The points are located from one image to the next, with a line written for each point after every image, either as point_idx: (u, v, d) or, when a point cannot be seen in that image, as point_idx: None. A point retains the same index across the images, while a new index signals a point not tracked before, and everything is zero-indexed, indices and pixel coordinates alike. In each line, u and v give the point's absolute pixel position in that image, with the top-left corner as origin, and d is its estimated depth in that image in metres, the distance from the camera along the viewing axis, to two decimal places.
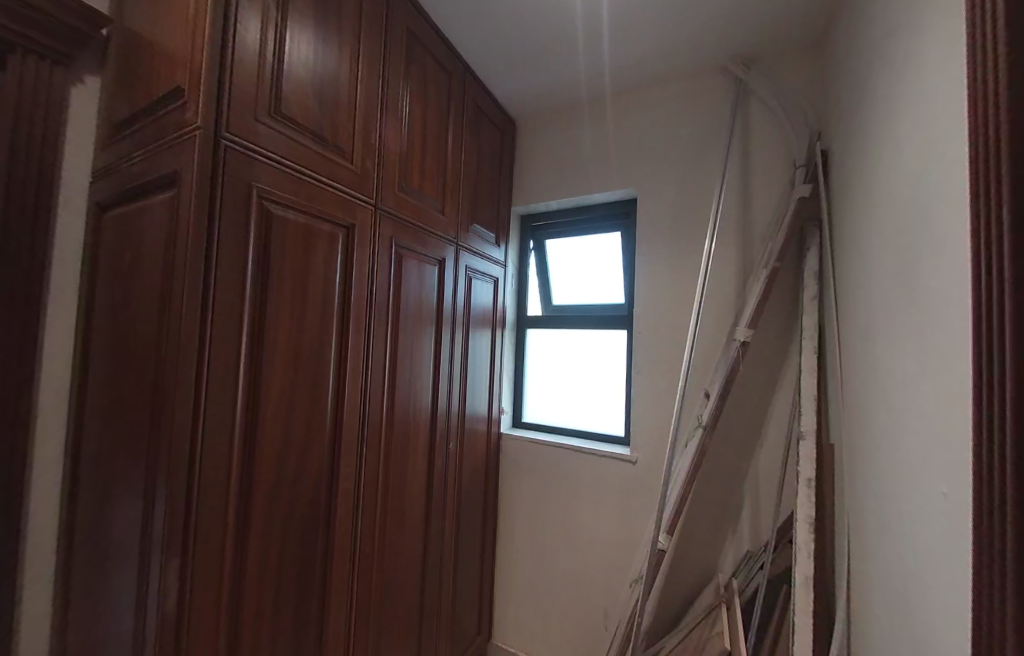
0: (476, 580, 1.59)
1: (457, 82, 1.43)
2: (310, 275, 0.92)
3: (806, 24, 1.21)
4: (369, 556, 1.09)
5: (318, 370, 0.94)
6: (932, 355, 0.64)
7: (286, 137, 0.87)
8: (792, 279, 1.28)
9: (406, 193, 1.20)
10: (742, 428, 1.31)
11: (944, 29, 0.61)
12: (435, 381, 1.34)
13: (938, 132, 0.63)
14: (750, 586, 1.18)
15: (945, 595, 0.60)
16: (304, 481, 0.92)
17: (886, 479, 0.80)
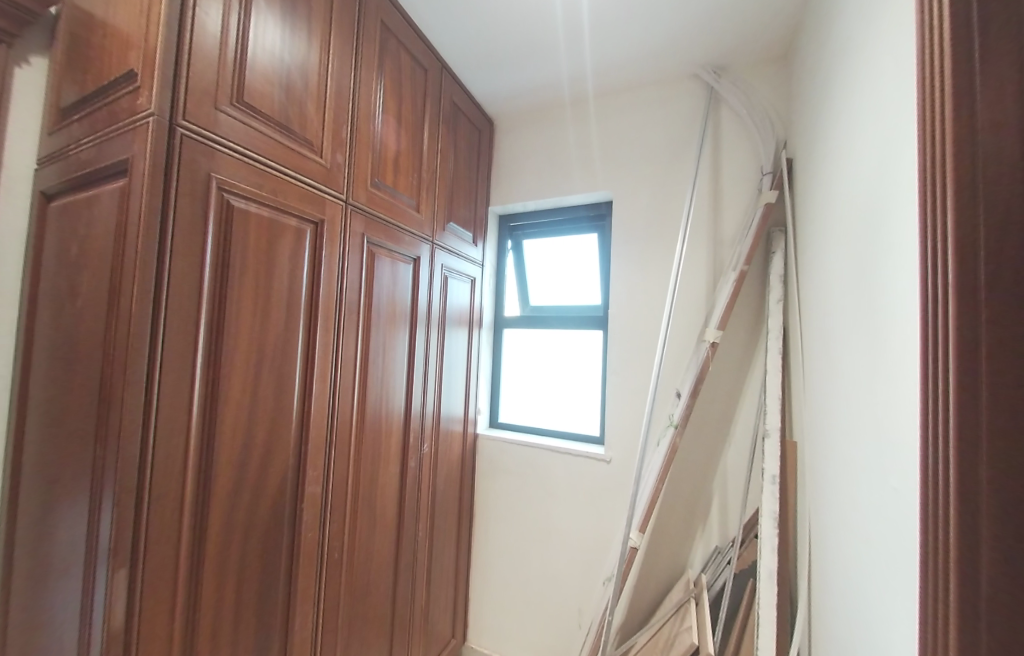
0: (451, 583, 1.57)
1: (433, 78, 1.41)
2: (275, 272, 0.89)
3: (773, 37, 1.26)
4: (338, 561, 1.06)
5: (283, 370, 0.91)
6: (885, 356, 0.68)
7: (250, 127, 0.83)
8: (759, 282, 1.32)
9: (379, 189, 1.17)
10: (712, 426, 1.35)
11: (898, 45, 0.64)
12: (409, 382, 1.31)
13: (892, 145, 0.66)
14: (719, 581, 1.21)
15: (896, 586, 0.63)
16: (267, 487, 0.88)
17: (842, 474, 0.84)
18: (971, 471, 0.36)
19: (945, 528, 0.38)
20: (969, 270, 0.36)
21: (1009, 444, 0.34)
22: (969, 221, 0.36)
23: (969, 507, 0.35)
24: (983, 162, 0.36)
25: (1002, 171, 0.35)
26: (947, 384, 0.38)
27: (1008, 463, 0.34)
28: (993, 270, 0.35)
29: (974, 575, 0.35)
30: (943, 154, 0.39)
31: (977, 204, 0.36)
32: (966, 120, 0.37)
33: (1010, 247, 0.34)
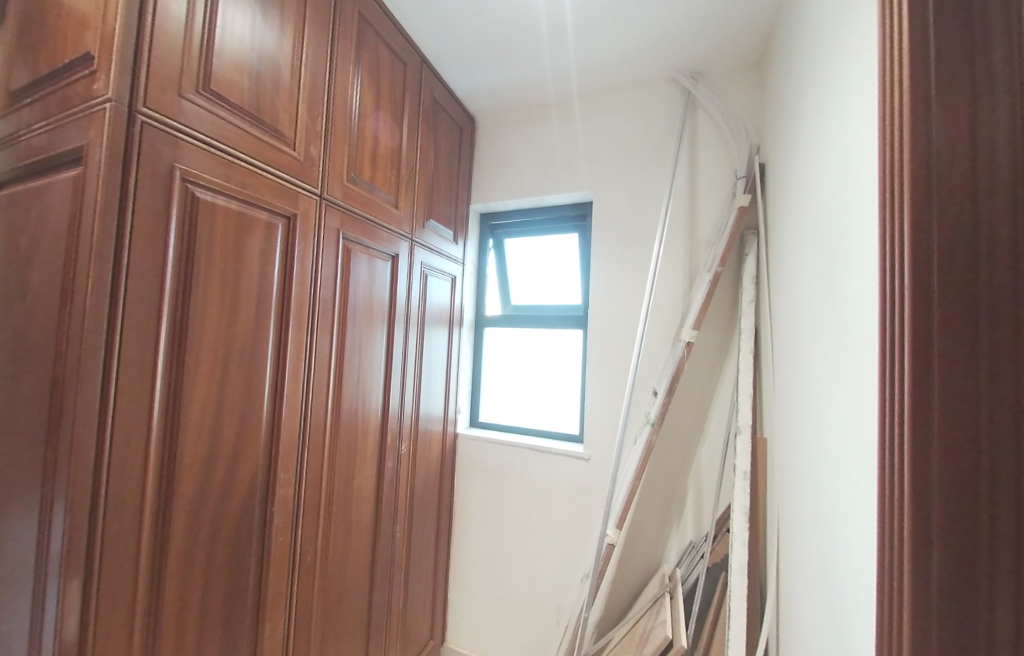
0: (429, 583, 1.56)
1: (413, 73, 1.38)
2: (244, 267, 0.85)
3: (747, 44, 1.29)
4: (311, 565, 1.03)
5: (252, 370, 0.88)
6: (847, 356, 0.70)
7: (217, 116, 0.80)
8: (733, 283, 1.36)
9: (356, 184, 1.15)
10: (688, 423, 1.38)
11: (861, 56, 0.67)
12: (387, 381, 1.29)
13: (855, 153, 0.69)
14: (692, 575, 1.24)
15: (857, 576, 0.66)
16: (234, 491, 0.85)
17: (807, 469, 0.87)
18: (921, 464, 0.37)
19: (899, 520, 0.40)
20: (922, 273, 0.38)
21: (957, 446, 0.36)
22: (924, 231, 0.38)
23: (923, 506, 0.37)
24: (936, 176, 0.38)
25: (953, 179, 0.37)
26: (902, 383, 0.40)
27: (955, 457, 0.36)
28: (944, 273, 0.37)
29: (923, 562, 0.37)
30: (901, 161, 0.41)
31: (929, 210, 0.38)
32: (920, 133, 0.38)
33: (961, 251, 0.36)
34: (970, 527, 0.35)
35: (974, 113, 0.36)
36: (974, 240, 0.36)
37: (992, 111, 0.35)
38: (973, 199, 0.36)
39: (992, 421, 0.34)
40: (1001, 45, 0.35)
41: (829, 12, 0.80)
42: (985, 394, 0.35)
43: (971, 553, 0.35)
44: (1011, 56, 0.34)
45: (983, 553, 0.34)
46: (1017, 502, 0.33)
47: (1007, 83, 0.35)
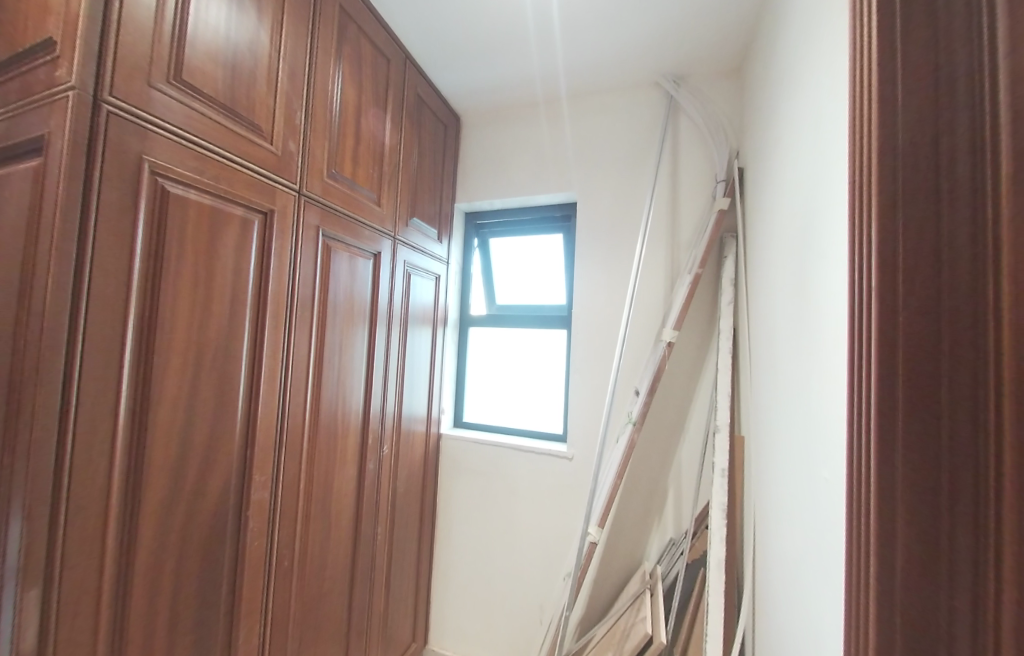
0: (412, 586, 1.54)
1: (396, 69, 1.37)
2: (217, 263, 0.83)
3: (727, 51, 1.32)
4: (289, 569, 1.01)
5: (226, 370, 0.85)
6: (818, 356, 0.72)
7: (190, 108, 0.77)
8: (712, 284, 1.38)
9: (336, 180, 1.12)
10: (668, 422, 1.40)
11: (833, 65, 0.68)
12: (369, 381, 1.27)
13: (827, 159, 0.71)
14: (672, 572, 1.26)
15: (826, 569, 0.68)
16: (206, 495, 0.82)
17: (781, 466, 0.89)
18: (888, 466, 0.40)
19: (869, 515, 0.43)
20: (889, 285, 0.40)
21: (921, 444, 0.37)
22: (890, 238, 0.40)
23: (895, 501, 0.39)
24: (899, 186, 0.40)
25: (916, 190, 0.38)
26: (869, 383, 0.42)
27: (918, 458, 0.38)
28: (908, 284, 0.39)
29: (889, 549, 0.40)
30: (871, 176, 0.43)
31: (895, 224, 0.40)
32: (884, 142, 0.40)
33: (923, 261, 0.38)
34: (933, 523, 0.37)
35: (936, 122, 0.38)
36: (937, 247, 0.37)
37: (954, 121, 0.37)
38: (935, 207, 0.38)
39: (953, 425, 0.36)
40: (963, 56, 0.36)
41: (804, 21, 0.82)
42: (945, 393, 0.37)
43: (933, 551, 0.37)
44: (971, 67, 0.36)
45: (943, 550, 0.36)
46: (975, 500, 0.34)
47: (968, 95, 0.36)
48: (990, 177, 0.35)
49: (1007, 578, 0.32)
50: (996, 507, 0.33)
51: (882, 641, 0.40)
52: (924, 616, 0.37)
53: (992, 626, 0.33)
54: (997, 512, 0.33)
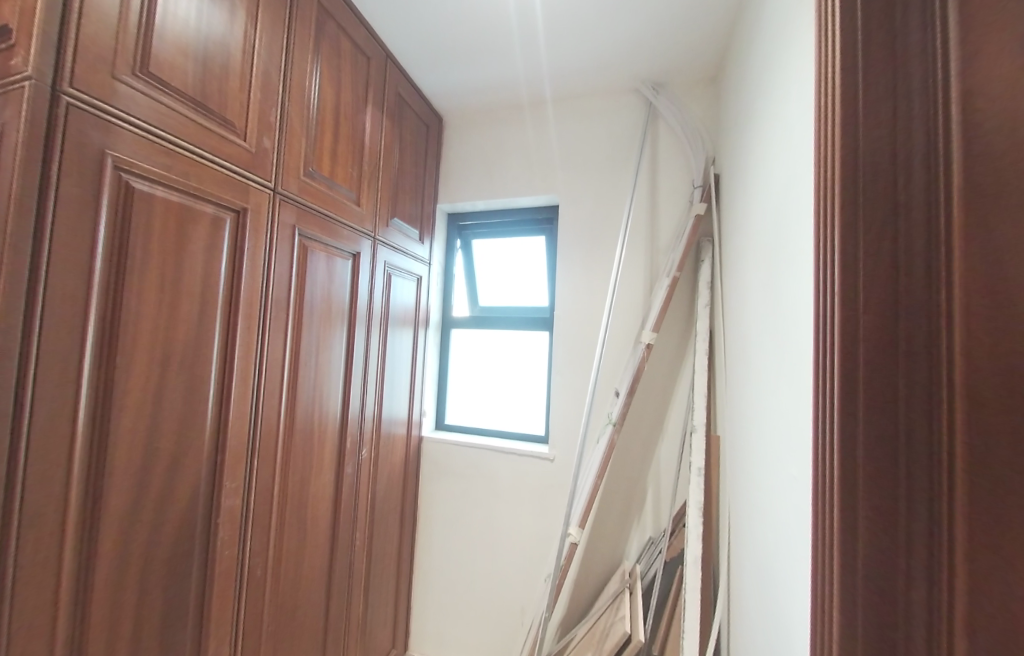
0: (391, 591, 1.52)
1: (377, 67, 1.35)
2: (186, 262, 0.80)
3: (703, 59, 1.35)
4: (261, 578, 0.98)
5: (195, 373, 0.82)
6: (786, 357, 0.75)
7: (157, 101, 0.75)
8: (690, 287, 1.41)
9: (313, 179, 1.10)
10: (647, 422, 1.42)
11: (801, 77, 0.71)
12: (348, 383, 1.25)
13: (794, 168, 0.73)
14: (651, 571, 1.28)
15: (793, 564, 0.70)
16: (173, 503, 0.79)
17: (753, 464, 0.92)
18: (850, 453, 0.45)
19: (833, 498, 0.47)
20: (851, 291, 0.45)
21: (882, 426, 0.43)
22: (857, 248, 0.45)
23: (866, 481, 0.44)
24: (862, 202, 0.45)
25: (875, 208, 0.44)
26: (835, 376, 0.47)
27: (878, 445, 0.44)
28: (867, 292, 0.44)
29: (852, 526, 0.45)
30: (834, 190, 0.48)
31: (857, 238, 0.45)
32: None
33: (882, 273, 0.44)
34: (891, 495, 0.43)
35: (893, 148, 0.44)
36: (895, 257, 0.43)
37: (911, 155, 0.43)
38: (893, 224, 0.43)
39: (909, 418, 0.42)
40: (919, 97, 0.43)
41: (775, 33, 0.84)
42: (903, 385, 0.43)
43: (892, 520, 0.43)
44: (927, 106, 0.42)
45: (902, 520, 0.42)
46: (928, 472, 0.41)
47: (924, 130, 0.42)
48: (944, 209, 0.41)
49: (957, 547, 0.39)
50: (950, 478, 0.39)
51: (846, 611, 0.44)
52: (884, 585, 0.43)
53: (945, 587, 0.39)
54: (949, 491, 0.39)
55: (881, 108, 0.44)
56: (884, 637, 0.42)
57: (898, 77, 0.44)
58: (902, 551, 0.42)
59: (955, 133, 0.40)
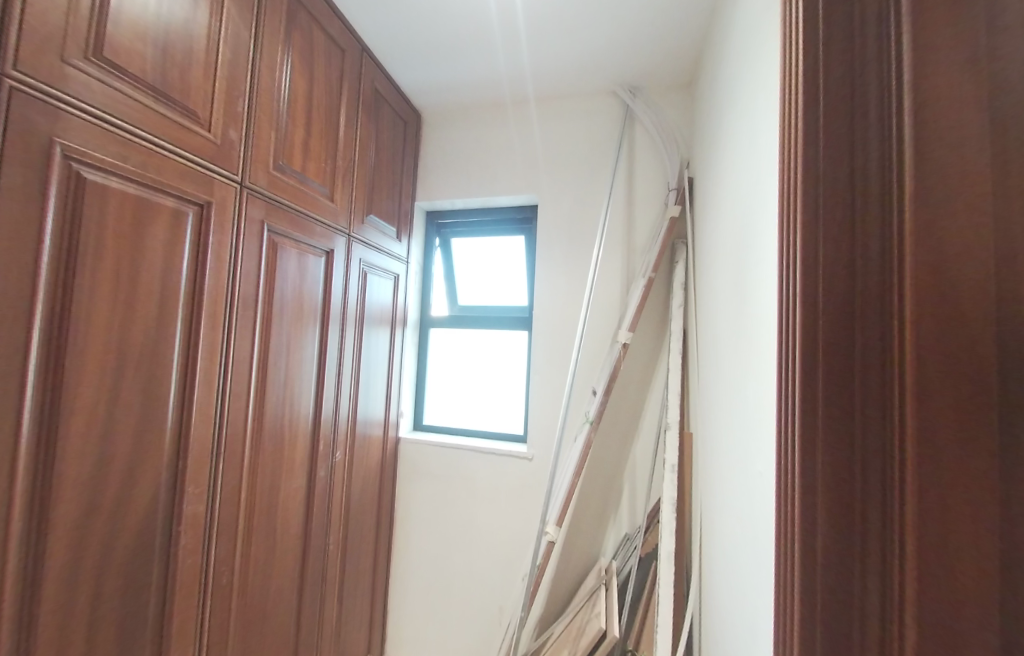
0: (367, 595, 1.49)
1: (352, 61, 1.32)
2: (144, 258, 0.76)
3: (679, 65, 1.38)
4: (228, 587, 0.95)
5: (154, 374, 0.78)
6: (753, 356, 0.77)
7: (111, 88, 0.71)
8: (665, 288, 1.44)
9: (283, 173, 1.07)
10: (624, 420, 1.44)
11: (768, 85, 0.73)
12: (321, 384, 1.22)
13: (761, 174, 0.76)
14: (626, 567, 1.30)
15: (759, 557, 0.72)
16: (129, 512, 0.75)
17: (722, 460, 0.94)
18: (811, 448, 0.47)
19: (794, 490, 0.49)
20: (812, 294, 0.47)
21: (839, 422, 0.45)
22: (816, 252, 0.47)
23: (826, 475, 0.46)
24: (822, 207, 0.47)
25: (833, 213, 0.46)
26: (798, 375, 0.49)
27: (836, 440, 0.45)
28: (826, 293, 0.46)
29: (813, 519, 0.47)
30: (796, 196, 0.50)
31: (817, 242, 0.47)
32: None
33: (839, 276, 0.46)
34: (848, 489, 0.45)
35: (851, 155, 0.46)
36: (852, 262, 0.45)
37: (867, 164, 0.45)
38: (850, 229, 0.45)
39: (864, 415, 0.44)
40: (874, 105, 0.45)
41: (744, 42, 0.87)
42: (858, 384, 0.45)
43: (849, 513, 0.44)
44: (882, 116, 0.45)
45: (858, 513, 0.44)
46: (881, 467, 0.43)
47: (878, 142, 0.45)
48: (897, 216, 0.43)
49: (909, 539, 0.41)
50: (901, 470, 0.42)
51: (806, 601, 0.46)
52: (840, 579, 0.45)
53: (897, 579, 0.41)
54: (901, 486, 0.42)
55: (840, 118, 0.46)
56: (841, 623, 0.44)
57: (856, 90, 0.46)
58: (856, 542, 0.44)
59: (908, 145, 0.43)
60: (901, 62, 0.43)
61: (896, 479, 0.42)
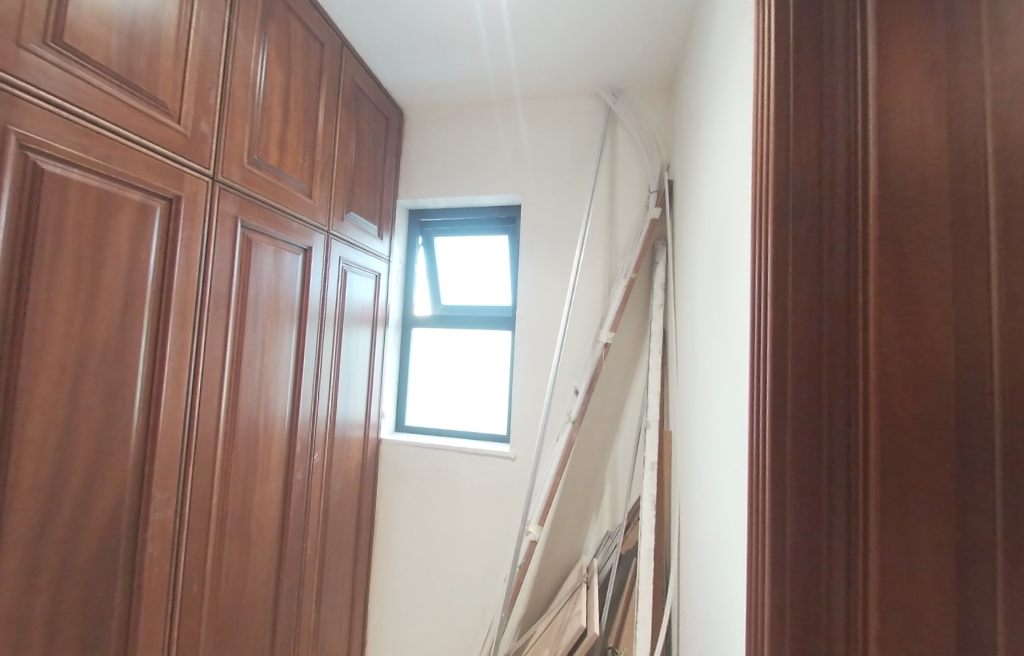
0: (346, 599, 1.47)
1: (331, 55, 1.29)
2: (107, 253, 0.73)
3: (659, 69, 1.40)
4: (197, 595, 0.91)
5: (118, 374, 0.75)
6: (728, 355, 0.79)
7: (72, 75, 0.67)
8: (645, 288, 1.46)
9: (259, 168, 1.04)
10: (606, 419, 1.46)
11: (742, 91, 0.75)
12: (298, 385, 1.19)
13: (735, 178, 0.77)
14: (607, 564, 1.31)
15: (732, 552, 0.74)
16: (90, 519, 0.72)
17: (700, 457, 0.96)
18: (780, 445, 0.48)
19: (764, 486, 0.50)
20: (782, 293, 0.48)
21: (807, 419, 0.47)
22: (783, 255, 0.49)
23: (796, 471, 0.47)
24: (791, 210, 0.48)
25: (802, 216, 0.48)
26: (767, 374, 0.50)
27: (804, 437, 0.47)
28: (795, 293, 0.48)
29: (783, 515, 0.48)
30: (767, 198, 0.51)
31: (787, 244, 0.48)
32: None
33: (808, 276, 0.47)
34: (815, 483, 0.46)
35: (819, 159, 0.47)
36: (820, 264, 0.47)
37: (834, 171, 0.47)
38: (818, 232, 0.47)
39: (830, 412, 0.46)
40: (841, 114, 0.47)
41: (721, 48, 0.88)
42: (826, 382, 0.46)
43: (816, 508, 0.46)
44: (848, 122, 0.46)
45: (824, 507, 0.45)
46: (846, 461, 0.45)
47: (844, 150, 0.46)
48: (861, 222, 0.45)
49: (872, 529, 0.43)
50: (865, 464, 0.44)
51: (776, 596, 0.47)
52: (808, 573, 0.46)
53: (861, 568, 0.43)
54: (864, 475, 0.44)
55: (808, 125, 0.48)
56: (809, 614, 0.45)
57: (823, 98, 0.48)
58: (822, 534, 0.45)
59: (871, 154, 0.45)
60: (866, 75, 0.45)
61: (858, 471, 0.44)
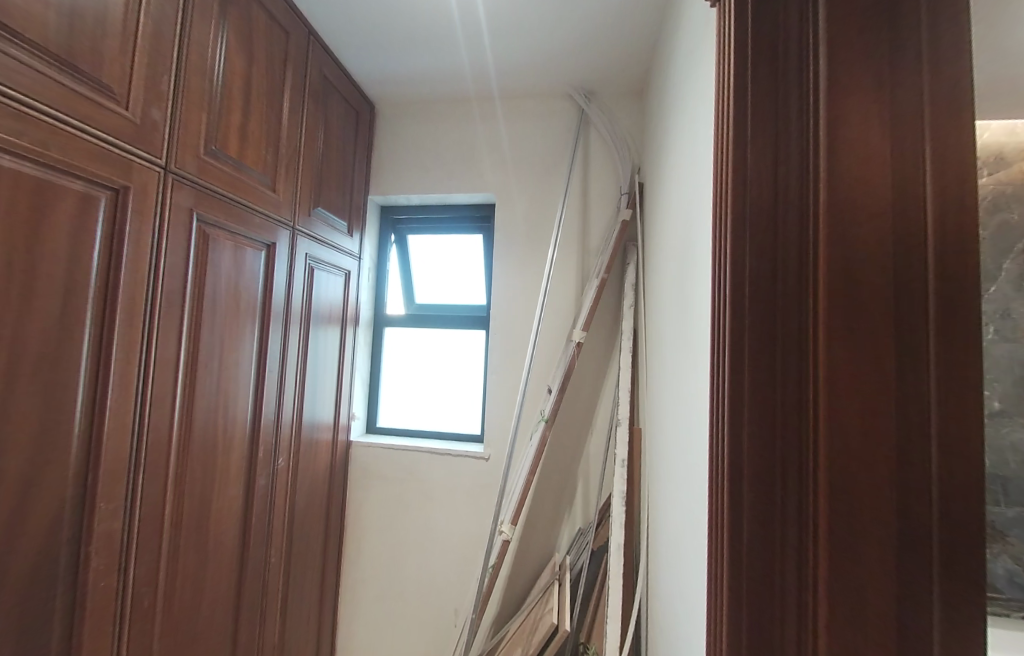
0: (314, 606, 1.42)
1: (297, 44, 1.24)
2: (43, 247, 0.68)
3: (631, 73, 1.43)
4: (148, 610, 0.86)
5: (56, 377, 0.70)
6: (692, 354, 0.81)
7: (3, 53, 0.62)
8: (617, 288, 1.49)
9: (216, 159, 0.99)
10: (578, 417, 1.48)
11: (706, 97, 0.77)
12: (260, 386, 1.14)
13: (699, 183, 0.80)
14: (579, 561, 1.32)
15: (695, 544, 0.76)
16: (23, 534, 0.66)
17: (666, 453, 0.99)
18: (738, 441, 0.50)
19: (723, 481, 0.51)
20: (739, 294, 0.50)
21: (762, 415, 0.48)
22: (740, 257, 0.50)
23: (752, 465, 0.48)
24: (748, 214, 0.50)
25: (758, 219, 0.49)
26: (726, 372, 0.51)
27: (761, 433, 0.48)
28: (752, 294, 0.49)
29: (739, 508, 0.49)
30: (726, 202, 0.52)
31: (744, 247, 0.50)
32: None
33: (764, 278, 0.49)
34: (770, 477, 0.48)
35: (774, 165, 0.49)
36: (775, 267, 0.49)
37: (787, 178, 0.48)
38: (773, 236, 0.49)
39: (784, 409, 0.47)
40: (795, 123, 0.48)
41: (687, 55, 0.91)
42: (780, 379, 0.48)
43: (770, 501, 0.47)
44: (801, 131, 0.48)
45: (778, 501, 0.47)
46: (798, 455, 0.47)
47: (797, 158, 0.48)
48: (813, 226, 0.47)
49: (820, 518, 0.45)
50: (815, 456, 0.46)
51: (733, 588, 0.49)
52: (763, 570, 0.47)
53: (811, 555, 0.45)
54: (814, 468, 0.46)
55: (765, 132, 0.49)
56: (762, 602, 0.47)
57: (779, 108, 0.49)
58: (775, 526, 0.47)
59: (821, 162, 0.47)
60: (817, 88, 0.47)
61: (809, 464, 0.46)
